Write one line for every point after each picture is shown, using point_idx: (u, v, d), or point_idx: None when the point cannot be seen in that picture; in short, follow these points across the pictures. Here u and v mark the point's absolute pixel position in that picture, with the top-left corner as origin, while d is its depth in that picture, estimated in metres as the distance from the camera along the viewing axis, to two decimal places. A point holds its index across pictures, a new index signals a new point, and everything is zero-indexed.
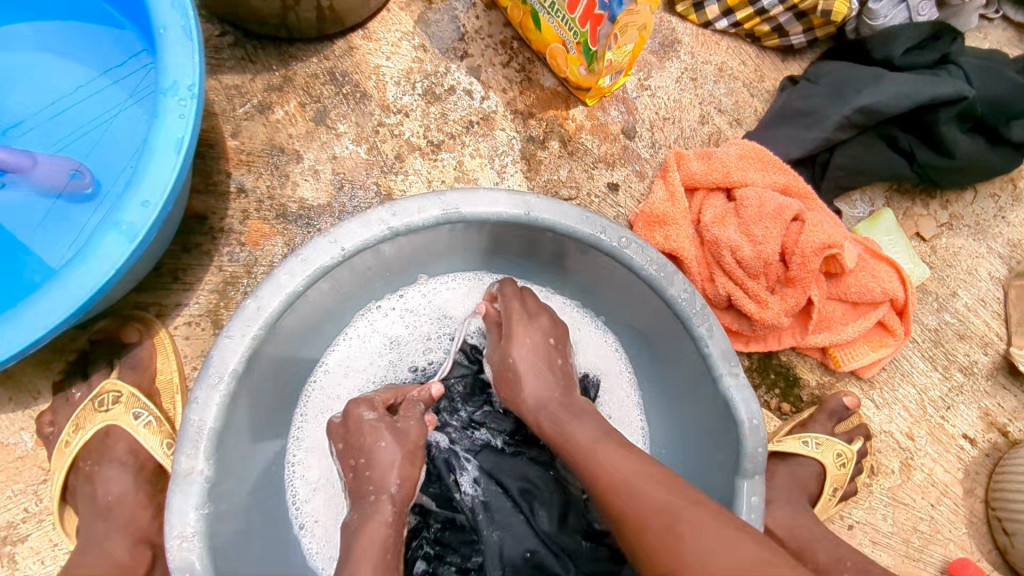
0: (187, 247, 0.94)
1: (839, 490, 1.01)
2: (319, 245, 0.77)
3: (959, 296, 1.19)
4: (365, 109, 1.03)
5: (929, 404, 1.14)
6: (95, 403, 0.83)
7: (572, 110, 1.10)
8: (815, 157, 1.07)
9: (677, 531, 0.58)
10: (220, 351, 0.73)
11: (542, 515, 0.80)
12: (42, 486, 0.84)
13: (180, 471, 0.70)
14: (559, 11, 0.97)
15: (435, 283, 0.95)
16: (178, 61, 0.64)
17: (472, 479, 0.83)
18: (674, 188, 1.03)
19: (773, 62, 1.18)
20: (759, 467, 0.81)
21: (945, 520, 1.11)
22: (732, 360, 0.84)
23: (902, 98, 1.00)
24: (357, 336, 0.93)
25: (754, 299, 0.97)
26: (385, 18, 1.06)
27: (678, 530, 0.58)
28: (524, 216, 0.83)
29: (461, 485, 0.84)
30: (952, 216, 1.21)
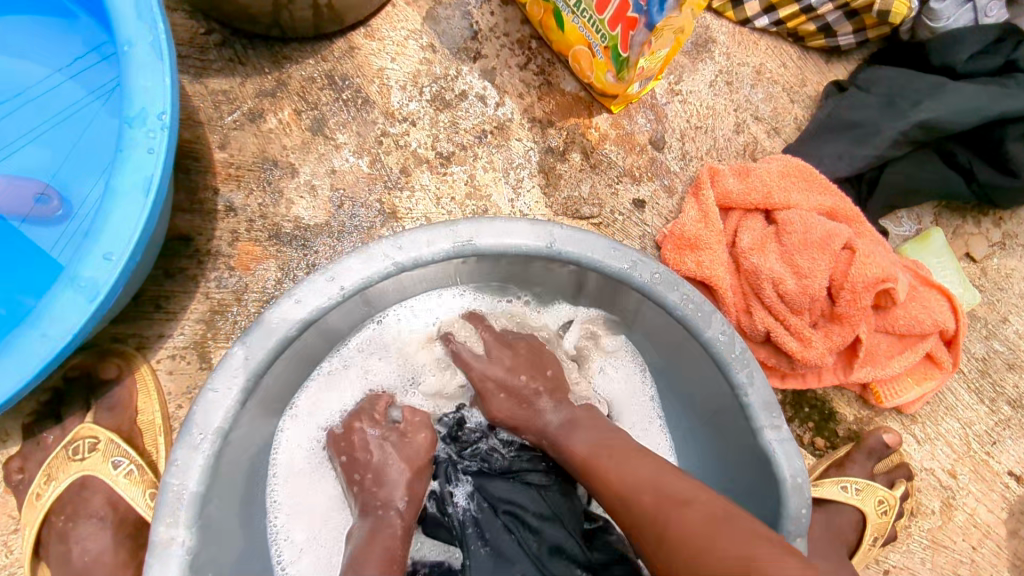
0: (170, 272, 0.85)
1: (880, 539, 0.93)
2: (315, 285, 0.68)
3: (1010, 323, 1.10)
4: (367, 116, 0.93)
5: (974, 440, 1.06)
6: (68, 450, 0.74)
7: (595, 118, 1.00)
8: (863, 174, 0.97)
9: (665, 537, 0.58)
10: (203, 407, 0.64)
11: (535, 539, 0.71)
12: (14, 537, 0.76)
13: (158, 542, 0.62)
14: (586, 11, 0.87)
15: (416, 311, 0.84)
16: (145, 87, 0.55)
17: (466, 492, 0.77)
18: (707, 208, 0.94)
19: (817, 64, 1.08)
20: (802, 529, 0.74)
21: (987, 564, 1.03)
22: (774, 411, 0.75)
23: (967, 112, 0.90)
24: (331, 379, 0.81)
25: (796, 336, 0.87)
26: (390, 14, 0.96)
27: (668, 531, 0.57)
28: (547, 249, 0.74)
29: (454, 498, 0.77)
30: (1006, 235, 1.11)
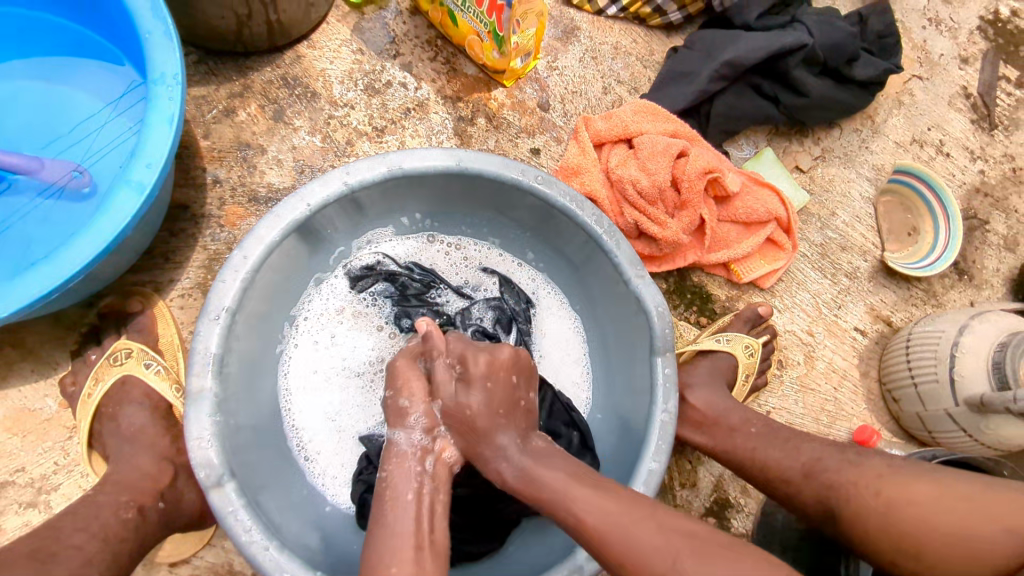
0: (174, 232, 1.10)
1: (751, 376, 1.20)
2: (289, 203, 0.93)
3: (838, 215, 1.41)
4: (316, 106, 1.21)
5: (823, 306, 1.35)
6: (110, 358, 0.97)
7: (493, 92, 1.30)
8: (699, 108, 1.29)
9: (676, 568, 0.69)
10: (216, 293, 0.88)
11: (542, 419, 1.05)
12: (69, 442, 0.99)
13: (192, 390, 0.85)
14: (470, 7, 1.17)
15: (351, 255, 1.12)
16: (164, 56, 0.82)
17: None
18: (584, 144, 1.22)
19: (660, 39, 1.41)
20: (669, 344, 1.00)
21: (847, 399, 1.31)
22: (638, 265, 1.02)
23: (759, 49, 1.23)
24: (303, 307, 1.09)
25: (656, 223, 1.17)
26: (325, 29, 1.25)
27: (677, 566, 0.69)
28: (457, 166, 1.00)
29: None
30: (824, 149, 1.44)
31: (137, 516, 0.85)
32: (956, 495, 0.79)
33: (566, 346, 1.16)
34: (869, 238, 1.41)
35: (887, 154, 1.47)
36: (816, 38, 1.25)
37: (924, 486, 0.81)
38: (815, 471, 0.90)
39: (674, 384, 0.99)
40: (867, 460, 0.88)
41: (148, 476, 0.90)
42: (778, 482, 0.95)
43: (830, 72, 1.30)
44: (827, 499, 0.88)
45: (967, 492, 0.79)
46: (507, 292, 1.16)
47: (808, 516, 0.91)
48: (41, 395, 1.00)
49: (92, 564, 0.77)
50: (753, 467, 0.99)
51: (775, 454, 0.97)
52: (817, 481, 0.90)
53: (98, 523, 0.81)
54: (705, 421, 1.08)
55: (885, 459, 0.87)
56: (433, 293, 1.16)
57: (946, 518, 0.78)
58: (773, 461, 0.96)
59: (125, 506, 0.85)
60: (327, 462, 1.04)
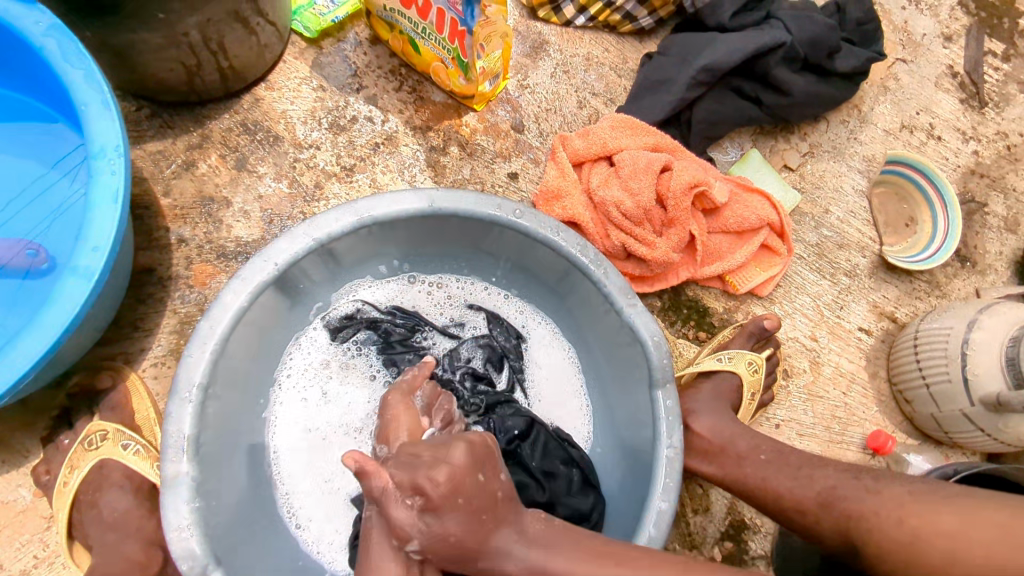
0: (141, 298, 1.05)
1: (757, 395, 1.16)
2: (254, 265, 0.88)
3: (832, 212, 1.36)
4: (280, 150, 1.16)
5: (825, 308, 1.31)
6: (84, 443, 0.91)
7: (464, 117, 1.24)
8: (679, 116, 1.24)
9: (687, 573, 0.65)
10: (185, 370, 0.83)
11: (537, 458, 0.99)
12: (47, 533, 0.94)
13: (168, 476, 0.80)
14: (430, 34, 1.12)
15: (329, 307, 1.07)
16: (103, 127, 0.76)
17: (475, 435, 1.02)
18: (563, 165, 1.17)
19: (632, 45, 1.35)
20: (668, 376, 0.95)
21: (857, 403, 1.26)
22: (629, 294, 0.97)
23: (736, 51, 1.18)
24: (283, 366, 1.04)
25: (645, 243, 1.12)
26: (283, 68, 1.20)
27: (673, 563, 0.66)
28: (429, 208, 0.95)
29: None
30: (812, 145, 1.39)
31: None
32: (983, 522, 0.74)
33: (561, 379, 1.11)
34: (866, 232, 1.36)
35: (877, 143, 1.42)
36: (793, 34, 1.20)
37: (948, 514, 0.76)
38: (831, 501, 0.86)
39: (678, 418, 0.94)
40: (885, 486, 0.82)
41: None
42: (792, 511, 0.90)
43: (812, 66, 1.25)
44: (846, 530, 0.83)
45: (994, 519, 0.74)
46: (496, 328, 1.10)
47: (827, 548, 0.86)
48: (14, 485, 0.95)
49: None
50: (765, 496, 0.94)
51: (788, 482, 0.92)
52: (835, 511, 0.85)
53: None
54: (712, 448, 1.03)
55: (904, 483, 0.82)
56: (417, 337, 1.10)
57: (975, 548, 0.73)
58: (786, 491, 0.91)
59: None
60: (319, 528, 0.98)
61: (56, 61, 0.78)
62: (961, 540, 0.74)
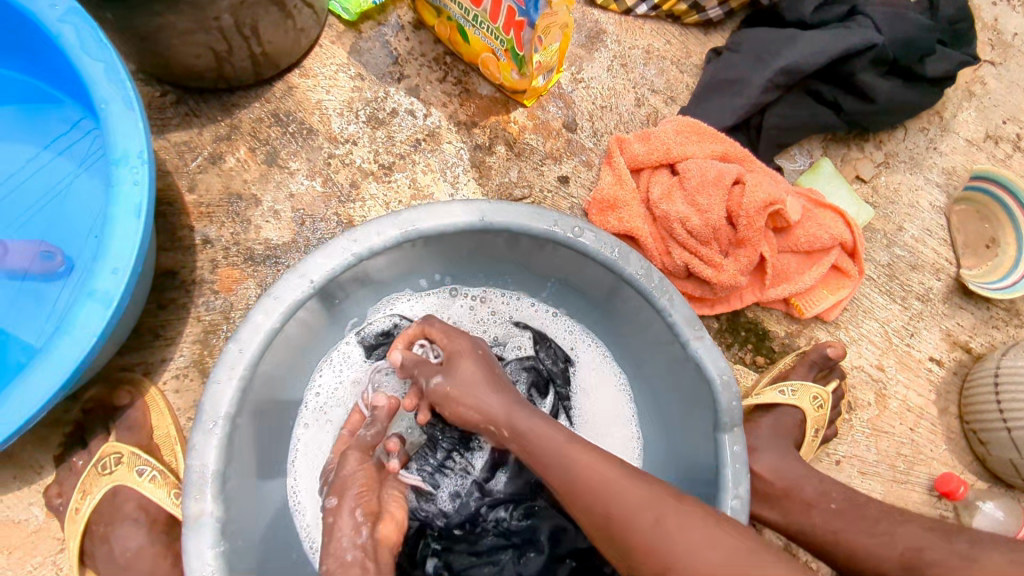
0: (163, 304, 0.97)
1: (821, 431, 1.06)
2: (287, 282, 0.80)
3: (906, 230, 1.25)
4: (314, 144, 1.07)
5: (893, 335, 1.20)
6: (98, 467, 0.84)
7: (512, 113, 1.14)
8: (748, 121, 1.13)
9: (664, 525, 0.64)
10: (210, 398, 0.75)
11: None
12: (60, 556, 0.87)
13: (191, 515, 0.73)
14: (483, 23, 1.01)
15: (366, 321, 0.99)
16: (126, 130, 0.68)
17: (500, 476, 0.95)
18: (620, 171, 1.07)
19: (697, 37, 1.24)
20: (736, 419, 0.86)
21: (924, 441, 1.17)
22: (695, 324, 0.88)
23: (819, 52, 1.06)
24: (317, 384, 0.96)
25: (710, 265, 1.02)
26: (319, 53, 1.10)
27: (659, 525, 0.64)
28: (480, 222, 0.86)
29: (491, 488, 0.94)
30: (888, 154, 1.27)
31: None
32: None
33: (611, 407, 1.03)
34: (942, 253, 1.25)
35: (958, 155, 1.30)
36: (884, 34, 1.08)
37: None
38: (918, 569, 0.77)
39: (744, 465, 0.86)
40: (985, 556, 0.73)
41: None
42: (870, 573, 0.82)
43: (900, 70, 1.13)
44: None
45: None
46: (543, 351, 1.02)
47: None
48: (25, 504, 0.88)
49: None
50: (836, 552, 0.86)
51: (865, 541, 0.83)
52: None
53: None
54: (774, 493, 0.94)
55: (1004, 554, 0.73)
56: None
57: None
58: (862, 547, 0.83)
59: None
60: None
61: (74, 51, 0.69)
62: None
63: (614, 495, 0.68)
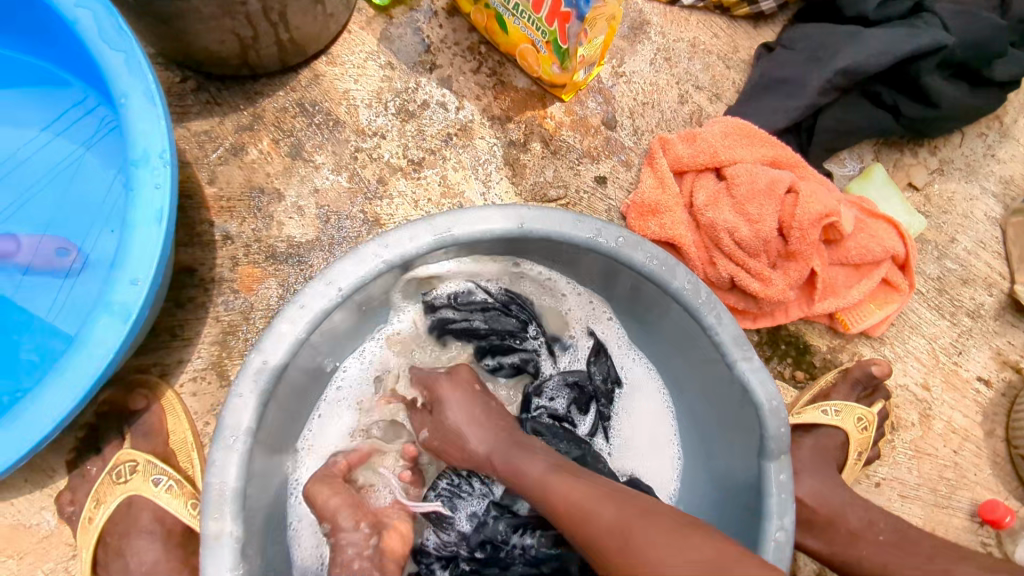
0: (180, 302, 0.93)
1: (864, 454, 1.00)
2: (314, 289, 0.75)
3: (958, 241, 1.18)
4: (340, 136, 1.01)
5: (941, 352, 1.14)
6: (112, 475, 0.81)
7: (549, 108, 1.08)
8: (800, 123, 1.06)
9: (631, 543, 0.59)
10: (231, 411, 0.71)
11: None
12: (72, 562, 0.84)
13: (209, 535, 0.69)
14: (524, 12, 0.95)
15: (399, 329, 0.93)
16: (145, 128, 0.62)
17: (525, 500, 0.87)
18: (662, 174, 1.01)
19: (746, 31, 1.17)
20: (784, 447, 0.81)
21: (969, 464, 1.11)
22: (744, 344, 0.83)
23: (883, 52, 0.99)
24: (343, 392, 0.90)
25: (758, 278, 0.96)
26: (348, 40, 1.04)
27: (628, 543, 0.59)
28: (519, 229, 0.81)
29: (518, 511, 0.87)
30: (942, 161, 1.20)
31: None
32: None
33: (652, 428, 0.97)
34: (995, 267, 1.19)
35: (1017, 163, 1.23)
36: (952, 33, 1.01)
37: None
38: None
39: (791, 496, 0.81)
40: None
41: None
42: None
43: (966, 72, 1.05)
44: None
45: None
46: (596, 366, 0.96)
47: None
48: (36, 508, 0.85)
49: None
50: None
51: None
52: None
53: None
54: (818, 519, 0.89)
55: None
56: (529, 333, 0.97)
57: None
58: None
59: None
60: None
61: (92, 38, 0.64)
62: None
63: (589, 513, 0.64)
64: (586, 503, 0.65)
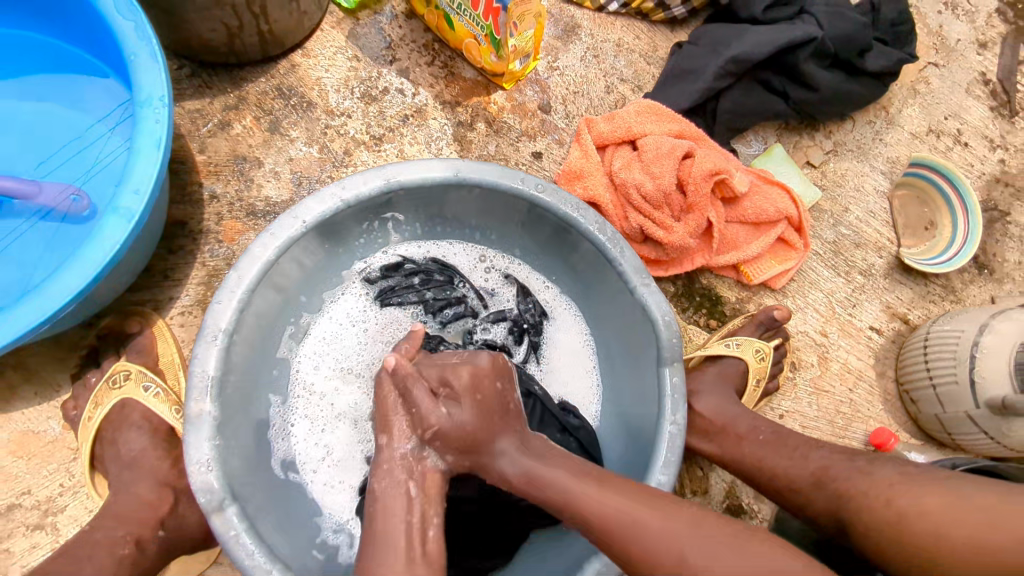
0: (172, 250, 1.09)
1: (762, 381, 1.15)
2: (285, 220, 0.92)
3: (851, 211, 1.37)
4: (312, 116, 1.19)
5: (837, 305, 1.32)
6: (109, 382, 0.96)
7: (493, 95, 1.27)
8: (704, 105, 1.25)
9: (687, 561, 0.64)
10: (213, 315, 0.87)
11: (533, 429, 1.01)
12: (72, 464, 0.99)
13: (192, 414, 0.84)
14: (466, 11, 1.14)
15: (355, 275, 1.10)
16: (150, 79, 0.80)
17: None
18: (587, 147, 1.19)
19: (663, 34, 1.37)
20: (676, 354, 0.97)
21: (862, 400, 1.28)
22: (643, 273, 1.00)
23: (765, 43, 1.19)
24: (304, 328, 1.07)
25: (662, 227, 1.14)
26: (320, 37, 1.23)
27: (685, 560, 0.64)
28: (454, 177, 0.98)
29: None
30: (836, 143, 1.39)
31: (133, 552, 0.85)
32: (967, 504, 0.71)
33: (573, 358, 1.14)
34: (884, 233, 1.37)
35: (901, 146, 1.42)
36: (825, 29, 1.21)
37: (934, 495, 0.73)
38: (824, 481, 0.83)
39: (683, 395, 0.97)
40: (879, 469, 0.80)
41: (146, 504, 0.88)
42: (785, 491, 0.88)
43: (841, 64, 1.25)
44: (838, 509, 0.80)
45: (973, 501, 0.71)
46: (523, 303, 1.13)
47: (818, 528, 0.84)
48: (45, 417, 1.00)
49: None
50: (760, 477, 0.91)
51: (782, 463, 0.89)
52: (828, 490, 0.82)
53: (90, 565, 0.82)
54: (712, 429, 1.00)
55: (899, 466, 0.79)
56: (458, 285, 1.13)
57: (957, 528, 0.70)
58: (780, 469, 0.88)
59: (121, 542, 0.84)
60: (332, 475, 1.01)
61: (109, 13, 0.82)
62: (944, 520, 0.71)
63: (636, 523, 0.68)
64: (654, 544, 0.66)
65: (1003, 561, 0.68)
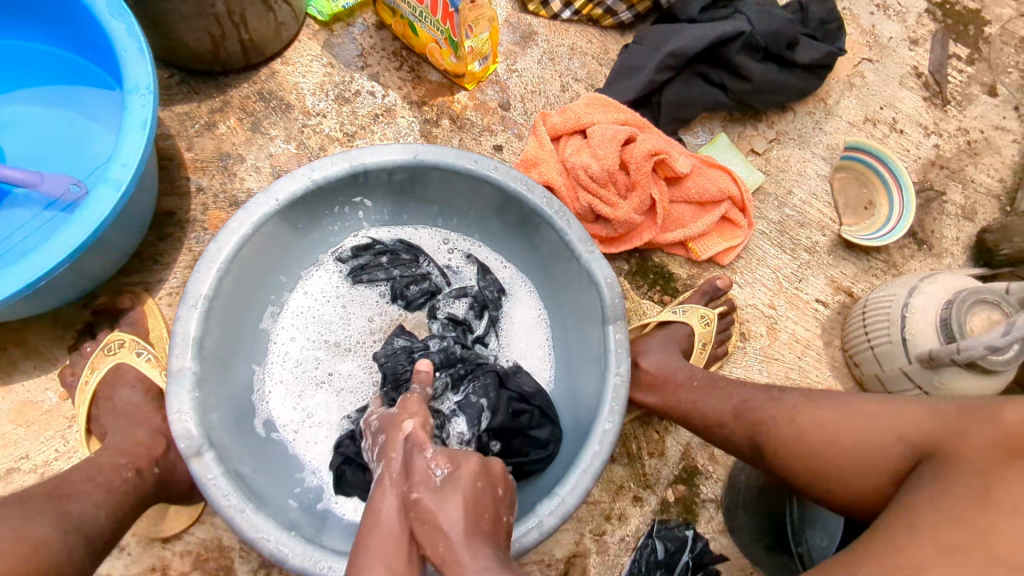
0: (161, 237, 1.20)
1: (708, 344, 1.24)
2: (260, 199, 1.02)
3: (795, 194, 1.47)
4: (291, 116, 1.31)
5: (784, 280, 1.41)
6: (104, 349, 1.06)
7: (456, 95, 1.38)
8: (650, 99, 1.37)
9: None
10: (194, 280, 0.97)
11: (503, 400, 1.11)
12: (68, 430, 1.08)
13: (174, 369, 0.93)
14: (427, 17, 1.27)
15: (328, 255, 1.20)
16: (138, 69, 0.92)
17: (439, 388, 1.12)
18: (542, 138, 1.29)
19: (614, 38, 1.49)
20: (619, 314, 1.06)
21: (810, 366, 1.36)
22: (588, 243, 1.09)
23: (700, 38, 1.31)
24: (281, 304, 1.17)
25: (609, 204, 1.26)
26: (298, 47, 1.35)
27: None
28: (413, 159, 1.08)
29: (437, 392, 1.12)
30: (779, 132, 1.50)
31: (135, 475, 0.93)
32: (857, 415, 0.84)
33: (530, 330, 1.23)
34: (827, 213, 1.47)
35: (840, 134, 1.53)
36: (755, 25, 1.33)
37: (829, 408, 0.86)
38: (743, 412, 0.95)
39: (626, 350, 1.05)
40: (784, 395, 0.93)
41: (141, 444, 0.97)
42: (713, 427, 0.99)
43: (773, 57, 1.37)
44: (753, 434, 0.93)
45: (866, 410, 0.84)
46: (482, 280, 1.23)
47: (741, 456, 0.96)
48: (43, 388, 1.09)
49: (99, 507, 0.84)
50: (692, 419, 1.03)
51: (711, 402, 1.01)
52: (745, 420, 0.94)
53: (101, 477, 0.89)
54: (656, 381, 1.11)
55: (801, 393, 0.92)
56: (422, 264, 1.23)
57: (849, 437, 0.83)
58: (708, 409, 1.01)
59: (124, 467, 0.92)
60: (308, 433, 1.12)
61: (103, 14, 0.94)
62: (838, 430, 0.84)
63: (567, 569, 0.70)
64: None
65: (884, 462, 0.80)
